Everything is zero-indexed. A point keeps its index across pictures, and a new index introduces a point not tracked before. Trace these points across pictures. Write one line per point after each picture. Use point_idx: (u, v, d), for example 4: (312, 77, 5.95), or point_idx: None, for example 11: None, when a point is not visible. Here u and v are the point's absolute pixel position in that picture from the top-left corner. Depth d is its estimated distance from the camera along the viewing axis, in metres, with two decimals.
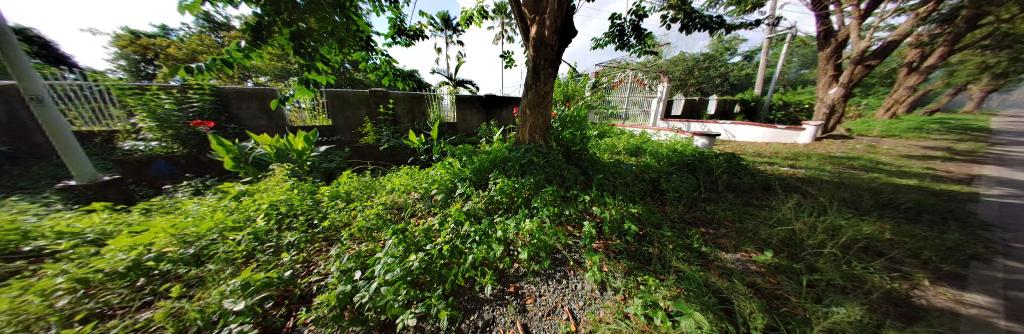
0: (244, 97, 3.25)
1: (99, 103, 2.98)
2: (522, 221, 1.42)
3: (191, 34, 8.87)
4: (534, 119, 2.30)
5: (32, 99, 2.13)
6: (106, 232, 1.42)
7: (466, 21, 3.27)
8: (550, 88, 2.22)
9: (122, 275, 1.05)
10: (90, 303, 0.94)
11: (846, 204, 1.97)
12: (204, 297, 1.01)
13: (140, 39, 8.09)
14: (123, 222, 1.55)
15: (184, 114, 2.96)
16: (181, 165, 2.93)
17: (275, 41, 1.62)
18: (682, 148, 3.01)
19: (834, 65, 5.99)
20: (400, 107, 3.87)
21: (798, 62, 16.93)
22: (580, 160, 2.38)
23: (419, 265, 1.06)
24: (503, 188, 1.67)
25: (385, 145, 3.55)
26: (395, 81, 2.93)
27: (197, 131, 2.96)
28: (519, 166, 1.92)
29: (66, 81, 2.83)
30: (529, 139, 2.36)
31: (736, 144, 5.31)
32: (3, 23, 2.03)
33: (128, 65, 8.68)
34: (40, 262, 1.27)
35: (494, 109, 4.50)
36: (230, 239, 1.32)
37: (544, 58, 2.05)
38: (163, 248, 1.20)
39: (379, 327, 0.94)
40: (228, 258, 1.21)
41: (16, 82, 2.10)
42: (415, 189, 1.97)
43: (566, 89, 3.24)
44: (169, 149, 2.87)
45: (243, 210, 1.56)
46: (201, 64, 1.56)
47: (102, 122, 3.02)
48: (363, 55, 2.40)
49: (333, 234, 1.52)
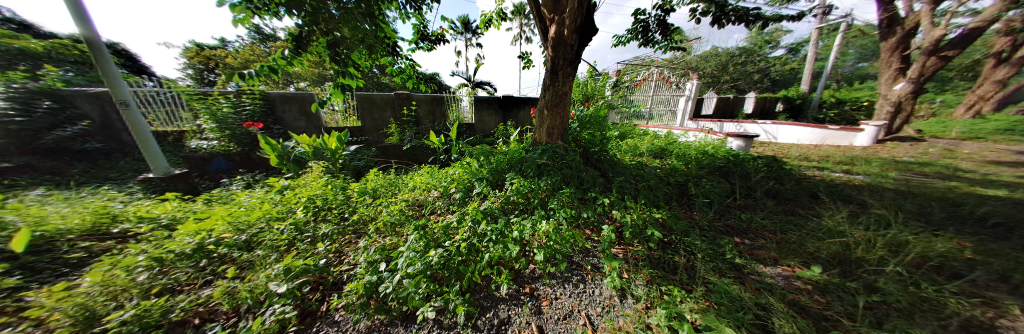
0: (287, 100, 3.60)
1: (172, 107, 3.47)
2: (538, 222, 1.41)
3: (245, 45, 9.99)
4: (551, 120, 2.27)
5: (120, 104, 2.53)
6: (176, 218, 1.66)
7: (485, 24, 3.34)
8: (568, 88, 2.19)
9: (189, 256, 1.22)
10: (163, 279, 1.10)
11: (914, 216, 1.71)
12: (253, 279, 1.14)
13: (204, 51, 9.26)
14: (190, 209, 1.80)
15: (238, 116, 3.35)
16: (236, 162, 3.32)
17: (313, 50, 1.77)
18: (713, 150, 2.80)
19: (900, 57, 5.20)
20: (422, 109, 4.04)
21: (855, 55, 15.01)
22: (599, 161, 2.30)
23: (437, 261, 1.10)
24: (519, 188, 1.67)
25: (408, 145, 3.70)
26: (418, 84, 3.06)
27: (249, 131, 3.32)
28: (535, 167, 1.91)
29: (145, 88, 3.32)
30: (546, 140, 2.34)
31: (776, 146, 4.81)
32: (99, 40, 2.44)
33: (195, 73, 9.98)
34: (125, 242, 1.51)
35: (512, 110, 4.52)
36: (275, 228, 1.47)
37: (562, 58, 2.02)
38: (221, 234, 1.37)
39: (401, 317, 1.00)
40: (273, 245, 1.35)
41: (108, 89, 2.50)
42: (435, 187, 2.06)
43: (585, 89, 3.18)
44: (226, 147, 3.26)
45: (286, 203, 1.73)
46: (252, 70, 1.76)
47: (174, 123, 3.51)
48: (389, 60, 2.54)
49: (361, 228, 1.62)
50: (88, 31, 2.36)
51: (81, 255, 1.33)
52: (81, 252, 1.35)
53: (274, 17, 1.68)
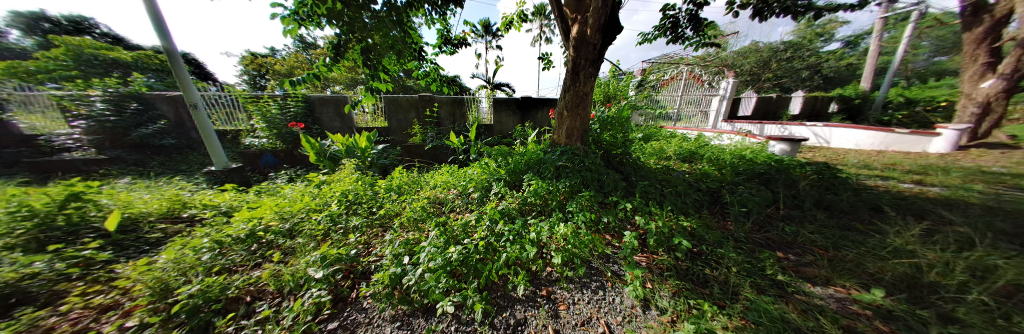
0: (324, 102, 3.93)
1: (231, 109, 3.95)
2: (556, 224, 1.39)
3: (290, 53, 11.10)
4: (571, 121, 2.23)
5: (191, 106, 2.94)
6: (233, 206, 1.89)
7: (506, 26, 3.38)
8: (590, 88, 2.14)
9: (243, 240, 1.38)
10: (222, 260, 1.26)
11: (1014, 237, 1.42)
12: (294, 264, 1.26)
13: (257, 59, 10.42)
14: (243, 199, 2.05)
15: (284, 117, 3.73)
16: (282, 158, 3.69)
17: (348, 56, 1.92)
18: (751, 154, 2.56)
19: (989, 49, 4.34)
20: (443, 110, 4.19)
21: (932, 46, 12.91)
22: (621, 165, 2.21)
23: (457, 257, 1.14)
24: (537, 190, 1.65)
25: (429, 144, 3.84)
26: (441, 87, 3.18)
27: (292, 131, 3.69)
28: (553, 169, 1.89)
29: (211, 93, 3.81)
30: (565, 141, 2.30)
31: (829, 151, 4.27)
32: (177, 51, 2.86)
33: (249, 79, 11.28)
34: (193, 226, 1.76)
35: (531, 111, 4.50)
36: (313, 219, 1.61)
37: (584, 58, 1.98)
38: (269, 222, 1.53)
39: (422, 309, 1.04)
40: (311, 234, 1.49)
41: (182, 94, 2.91)
42: (455, 186, 2.12)
43: (609, 89, 3.06)
44: (274, 145, 3.69)
45: (323, 196, 1.88)
46: (298, 76, 1.95)
47: (231, 123, 3.99)
48: (415, 64, 2.67)
49: (387, 222, 1.72)
50: (168, 43, 2.77)
51: (158, 235, 1.58)
52: (159, 232, 1.61)
53: (317, 27, 1.86)
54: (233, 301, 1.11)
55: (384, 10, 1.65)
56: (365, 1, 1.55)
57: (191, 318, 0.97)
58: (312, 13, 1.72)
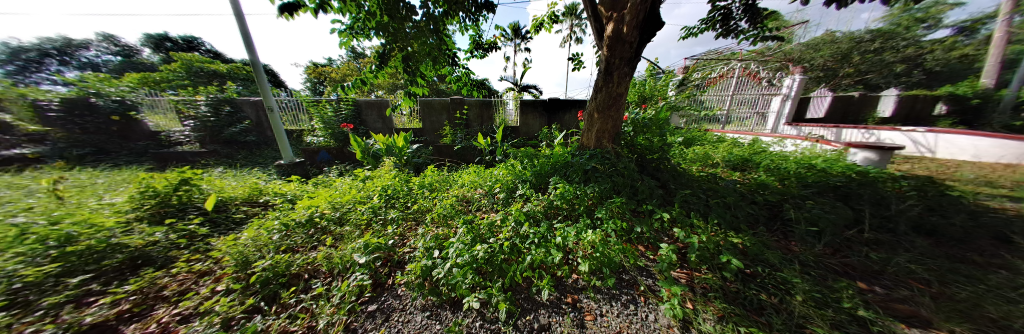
0: (369, 106, 4.37)
1: (297, 111, 4.60)
2: (583, 230, 1.33)
3: (343, 63, 12.57)
4: (601, 123, 2.14)
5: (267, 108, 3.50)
6: (296, 195, 2.20)
7: (536, 28, 3.38)
8: (623, 89, 2.03)
9: (303, 225, 1.60)
10: (287, 240, 1.49)
11: None
12: (342, 249, 1.42)
13: (317, 68, 12.02)
14: (303, 189, 2.37)
15: (337, 119, 4.23)
16: (334, 155, 4.17)
17: (391, 63, 2.10)
18: (823, 163, 2.17)
19: None
20: (472, 112, 4.35)
21: None
22: (657, 170, 2.04)
23: (482, 255, 1.17)
24: (563, 193, 1.61)
25: (458, 145, 4.01)
26: (472, 91, 3.29)
27: (343, 131, 4.19)
28: (581, 172, 1.83)
29: (283, 98, 4.49)
30: (594, 144, 2.21)
31: (938, 162, 3.41)
32: (260, 64, 3.43)
33: (311, 86, 13.07)
34: (265, 209, 2.10)
35: (558, 113, 4.42)
36: (358, 210, 1.79)
37: (619, 57, 1.89)
38: (323, 210, 1.74)
39: (450, 302, 1.09)
40: (356, 223, 1.66)
41: (261, 98, 3.47)
42: (481, 186, 2.19)
43: (647, 88, 2.85)
44: (328, 143, 4.19)
45: (366, 189, 2.09)
46: (349, 83, 2.21)
47: (296, 123, 4.64)
48: (449, 70, 2.82)
49: (420, 216, 1.83)
50: (253, 57, 3.35)
51: (241, 216, 1.92)
52: (242, 213, 1.95)
53: (367, 38, 2.07)
54: (295, 276, 1.30)
55: (423, 20, 1.77)
56: (407, 12, 1.69)
57: (264, 287, 1.19)
58: (363, 26, 1.93)
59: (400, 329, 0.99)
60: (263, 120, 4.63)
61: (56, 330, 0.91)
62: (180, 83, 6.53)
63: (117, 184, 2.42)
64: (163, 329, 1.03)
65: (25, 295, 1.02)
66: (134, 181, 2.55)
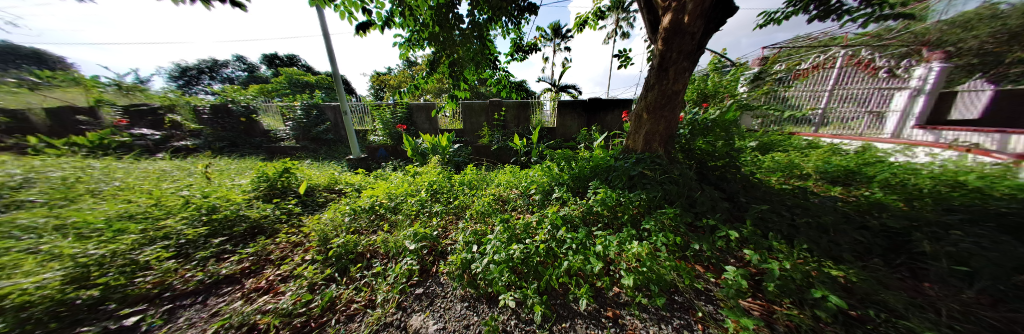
0: (419, 109, 4.85)
1: (363, 114, 5.38)
2: (627, 241, 1.23)
3: (399, 71, 14.21)
4: (651, 125, 1.95)
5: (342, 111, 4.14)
6: (360, 186, 2.57)
7: (579, 26, 3.26)
8: (680, 86, 1.80)
9: (366, 211, 1.85)
10: (353, 224, 1.74)
11: None
12: (395, 235, 1.60)
13: (379, 77, 13.86)
14: (366, 180, 2.75)
15: (393, 120, 4.80)
16: (390, 152, 4.73)
17: (439, 69, 2.30)
18: (989, 179, 1.56)
19: None
20: (509, 114, 4.43)
21: None
22: (722, 180, 1.75)
23: (518, 255, 1.18)
24: (604, 199, 1.51)
25: (495, 145, 4.12)
26: (510, 93, 3.33)
27: (398, 131, 4.73)
28: (625, 178, 1.68)
29: (354, 103, 5.32)
30: (643, 148, 2.02)
31: None
32: (338, 74, 4.10)
33: (373, 93, 15.15)
34: (338, 195, 2.49)
35: (599, 114, 4.17)
36: (408, 201, 1.99)
37: (677, 50, 1.68)
38: (381, 200, 1.99)
39: (486, 297, 1.14)
40: (407, 214, 1.84)
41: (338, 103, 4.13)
42: (517, 186, 2.22)
43: (710, 84, 2.47)
44: (386, 142, 4.77)
45: (415, 183, 2.31)
46: (405, 89, 2.48)
47: (363, 124, 5.43)
48: (489, 73, 2.92)
49: (460, 212, 1.94)
50: (334, 68, 4.03)
51: (322, 199, 2.33)
52: (323, 198, 2.36)
53: (420, 48, 2.30)
54: (360, 255, 1.52)
55: (469, 27, 1.88)
56: (456, 21, 1.81)
57: (338, 261, 1.43)
58: (418, 37, 2.15)
59: (442, 314, 1.08)
60: (333, 121, 5.36)
61: (205, 277, 1.35)
62: (284, 92, 8.28)
63: (243, 169, 3.19)
64: (270, 285, 1.34)
65: (187, 248, 1.51)
66: (252, 168, 3.32)
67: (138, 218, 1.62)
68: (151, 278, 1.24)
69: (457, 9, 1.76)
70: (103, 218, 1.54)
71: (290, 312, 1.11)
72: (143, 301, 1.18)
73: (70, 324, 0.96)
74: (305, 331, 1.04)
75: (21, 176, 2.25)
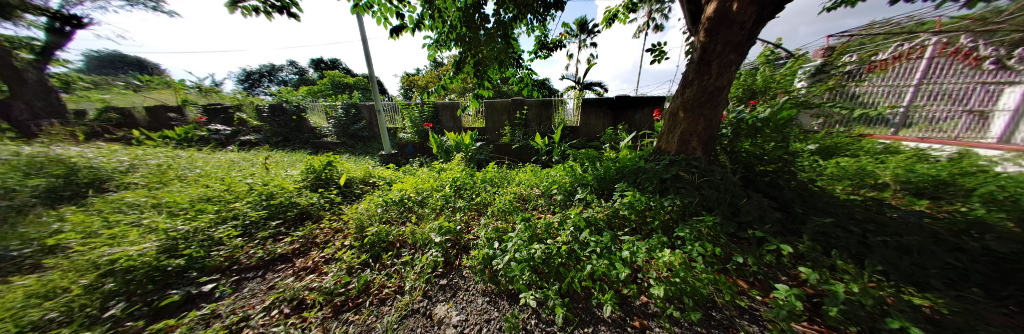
0: (444, 108, 5.03)
1: (393, 112, 5.73)
2: (658, 248, 1.15)
3: (427, 72, 14.86)
4: (688, 124, 1.80)
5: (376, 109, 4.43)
6: (390, 180, 2.74)
7: (608, 20, 3.11)
8: (725, 82, 1.64)
9: (397, 204, 1.97)
10: (385, 215, 1.87)
11: None
12: (422, 228, 1.68)
13: (409, 78, 14.64)
14: (396, 175, 2.93)
15: (420, 119, 5.04)
16: (417, 149, 4.99)
17: (464, 69, 2.36)
18: None
19: None
20: (531, 112, 4.38)
21: None
22: (774, 187, 1.55)
23: (539, 254, 1.18)
24: (632, 203, 1.43)
25: (516, 144, 4.13)
26: (532, 92, 3.29)
27: (425, 129, 4.97)
28: (657, 180, 1.57)
29: (386, 102, 5.70)
30: (677, 149, 1.88)
31: None
32: (373, 75, 4.40)
33: (403, 93, 16.07)
34: (371, 188, 2.68)
35: (626, 112, 3.94)
36: (433, 196, 2.08)
37: (722, 42, 1.53)
38: (409, 193, 2.10)
39: (508, 294, 1.15)
40: (433, 208, 1.93)
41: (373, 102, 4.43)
42: (538, 186, 2.20)
43: (759, 79, 2.19)
44: (414, 140, 5.03)
45: (440, 179, 2.40)
46: (432, 89, 2.59)
47: (393, 122, 5.79)
48: (512, 72, 2.92)
49: (482, 208, 1.98)
50: (370, 70, 4.34)
51: (358, 190, 2.53)
52: (358, 189, 2.56)
53: (446, 49, 2.36)
54: (391, 244, 1.62)
55: (493, 27, 1.90)
56: (481, 21, 1.84)
57: (373, 247, 1.56)
58: (445, 39, 2.23)
59: (464, 306, 1.12)
60: (367, 118, 5.76)
61: (264, 254, 1.56)
62: (328, 92, 9.13)
63: (294, 161, 3.61)
64: (316, 265, 1.50)
65: (250, 228, 1.76)
66: (301, 161, 3.74)
67: (215, 200, 1.92)
68: (223, 253, 1.48)
69: (483, 9, 1.79)
70: (188, 199, 1.86)
71: (332, 290, 1.24)
72: (218, 271, 1.41)
73: (161, 287, 1.22)
74: (344, 310, 1.15)
75: (129, 163, 2.78)
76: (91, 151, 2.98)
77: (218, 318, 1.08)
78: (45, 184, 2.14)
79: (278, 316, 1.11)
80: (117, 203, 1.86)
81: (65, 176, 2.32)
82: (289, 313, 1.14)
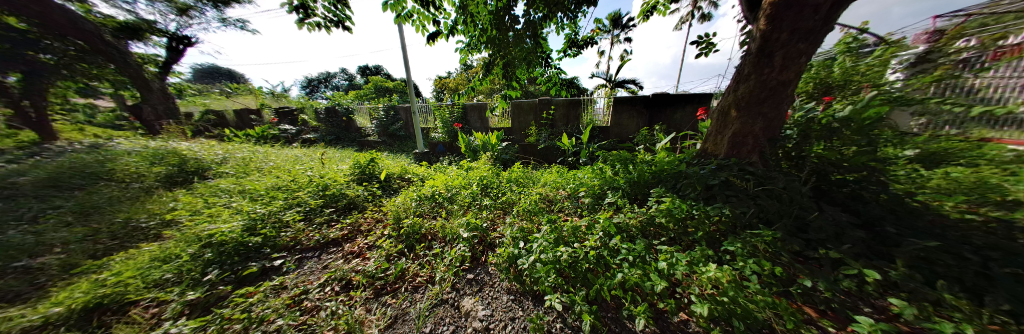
0: (473, 109, 5.20)
1: (427, 113, 6.10)
2: (702, 261, 1.04)
3: (457, 74, 15.52)
4: (742, 125, 1.60)
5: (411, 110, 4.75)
6: (423, 176, 2.92)
7: (646, 13, 2.89)
8: (791, 75, 1.41)
9: (428, 199, 2.10)
10: (418, 209, 1.99)
11: None
12: (450, 223, 1.75)
13: (441, 81, 15.46)
14: (428, 172, 3.12)
15: (450, 119, 5.28)
16: (447, 148, 5.24)
17: (493, 71, 2.40)
18: None
19: None
20: (559, 112, 4.29)
21: None
22: (856, 200, 1.28)
23: (566, 257, 1.15)
24: (670, 209, 1.31)
25: (542, 144, 4.08)
26: (561, 91, 3.22)
27: (455, 129, 5.18)
28: (700, 186, 1.42)
29: (421, 104, 6.09)
30: (727, 153, 1.69)
31: None
32: (410, 79, 4.73)
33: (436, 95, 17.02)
34: (406, 183, 2.89)
35: (664, 111, 3.63)
36: (461, 193, 2.17)
37: (789, 29, 1.32)
38: (439, 189, 2.21)
39: (532, 295, 1.15)
40: (461, 205, 2.00)
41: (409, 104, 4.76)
42: (564, 187, 2.15)
43: (836, 71, 1.77)
44: (444, 139, 5.29)
45: (469, 177, 2.49)
46: (463, 91, 2.69)
47: (426, 122, 6.16)
48: (540, 71, 2.89)
49: (507, 207, 2.00)
50: (407, 74, 4.68)
51: (396, 185, 2.74)
52: (396, 184, 2.78)
53: (477, 51, 2.42)
54: (423, 236, 1.72)
55: (523, 28, 1.90)
56: (511, 23, 1.85)
57: (408, 238, 1.68)
58: (476, 42, 2.28)
59: (490, 302, 1.14)
60: (403, 119, 6.22)
61: (320, 237, 1.78)
62: (371, 96, 10.07)
63: (344, 157, 4.08)
64: (360, 250, 1.67)
65: (309, 214, 2.03)
66: (349, 157, 4.19)
67: (283, 189, 2.26)
68: (289, 234, 1.73)
69: (513, 11, 1.81)
70: (265, 187, 2.22)
71: (373, 274, 1.37)
72: (285, 249, 1.66)
73: (243, 259, 1.49)
74: (383, 293, 1.27)
75: (223, 156, 3.41)
76: (197, 146, 3.71)
77: (286, 289, 1.28)
78: (166, 171, 2.75)
79: (331, 292, 1.28)
80: (215, 188, 2.30)
81: (179, 165, 2.94)
82: (339, 291, 1.29)
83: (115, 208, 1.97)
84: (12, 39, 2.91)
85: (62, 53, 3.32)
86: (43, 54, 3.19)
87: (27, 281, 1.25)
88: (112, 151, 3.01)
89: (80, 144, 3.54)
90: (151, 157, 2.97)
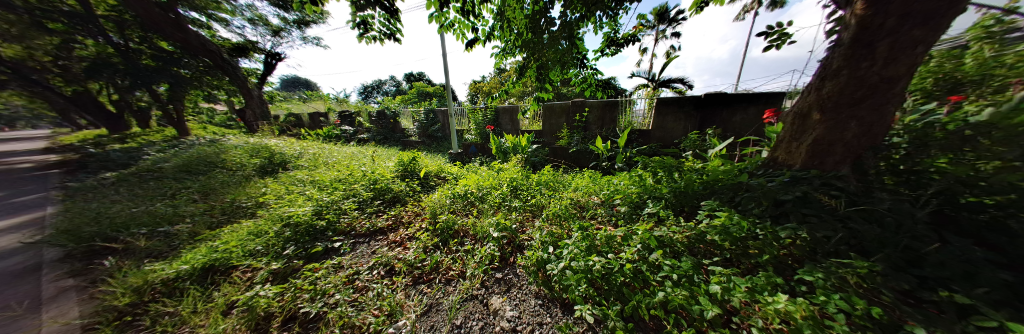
0: (506, 111, 5.30)
1: (462, 116, 6.40)
2: (766, 290, 0.88)
3: (491, 79, 16.05)
4: (827, 130, 1.33)
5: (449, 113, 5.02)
6: (457, 175, 3.07)
7: (699, 4, 2.60)
8: (903, 68, 1.12)
9: (461, 197, 2.20)
10: (452, 206, 2.11)
11: None
12: (481, 221, 1.81)
13: (476, 85, 16.15)
14: (462, 171, 3.27)
15: (484, 122, 5.45)
16: (479, 149, 5.40)
17: (527, 73, 2.42)
18: None
19: None
20: (593, 115, 4.12)
21: None
22: None
23: (598, 268, 1.09)
24: (724, 226, 1.14)
25: (574, 148, 3.92)
26: (596, 92, 3.07)
27: (488, 131, 5.33)
28: (765, 202, 1.21)
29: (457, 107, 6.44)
30: (803, 163, 1.43)
31: None
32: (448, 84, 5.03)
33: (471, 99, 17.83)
34: (442, 181, 3.07)
35: (717, 113, 3.22)
36: (492, 193, 2.22)
37: (897, 12, 1.06)
38: (472, 189, 2.30)
39: (561, 302, 1.12)
40: (492, 205, 2.05)
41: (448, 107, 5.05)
42: (597, 193, 2.05)
43: (970, 63, 1.35)
44: (477, 141, 5.48)
45: (500, 177, 2.54)
46: (497, 94, 2.76)
47: (462, 124, 6.45)
48: (574, 73, 2.80)
49: (537, 210, 1.98)
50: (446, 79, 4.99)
51: (433, 183, 2.94)
52: (433, 182, 2.97)
53: (511, 55, 2.46)
54: (455, 232, 1.81)
55: (558, 29, 1.88)
56: (547, 25, 1.85)
57: (443, 232, 1.78)
58: (511, 46, 2.32)
59: (518, 304, 1.14)
60: (441, 121, 6.62)
61: (370, 225, 2.00)
62: (414, 100, 11.00)
63: (389, 156, 4.53)
64: (402, 241, 1.83)
65: (361, 204, 2.29)
66: (393, 155, 4.63)
67: (343, 181, 2.61)
68: (346, 220, 1.99)
69: (550, 13, 1.80)
70: (329, 179, 2.59)
71: (411, 263, 1.48)
72: (342, 234, 1.91)
73: (311, 239, 1.75)
74: (420, 281, 1.37)
75: (297, 151, 4.08)
76: (280, 142, 4.52)
77: (342, 268, 1.46)
78: (259, 163, 3.41)
79: (378, 275, 1.42)
80: (292, 178, 2.77)
81: (268, 158, 3.62)
82: (383, 275, 1.43)
83: (224, 190, 2.51)
84: (164, 58, 4.25)
85: (195, 68, 4.55)
86: (184, 69, 4.45)
87: (168, 243, 1.68)
88: (225, 145, 3.85)
89: (205, 138, 4.60)
90: (251, 151, 3.71)
